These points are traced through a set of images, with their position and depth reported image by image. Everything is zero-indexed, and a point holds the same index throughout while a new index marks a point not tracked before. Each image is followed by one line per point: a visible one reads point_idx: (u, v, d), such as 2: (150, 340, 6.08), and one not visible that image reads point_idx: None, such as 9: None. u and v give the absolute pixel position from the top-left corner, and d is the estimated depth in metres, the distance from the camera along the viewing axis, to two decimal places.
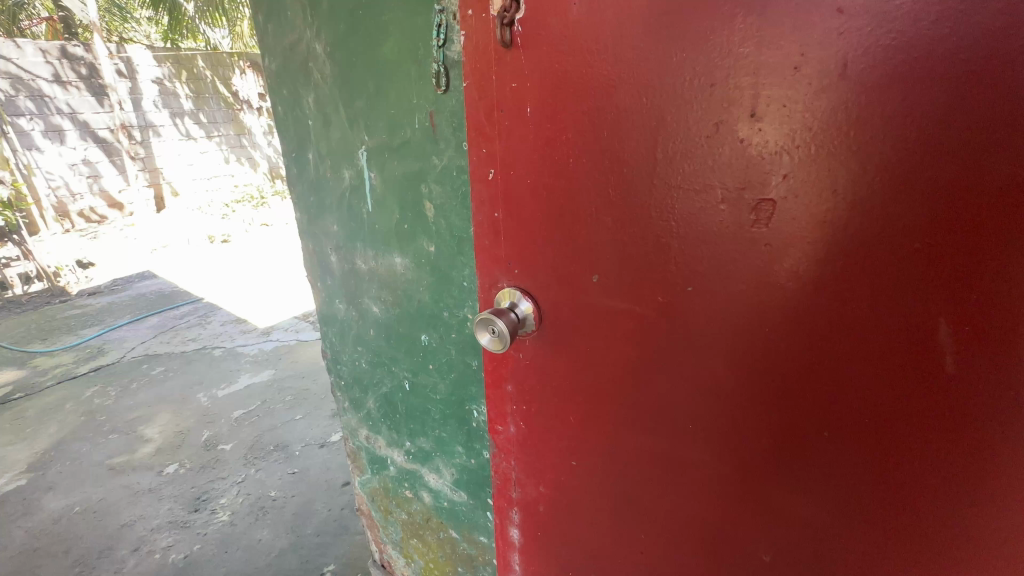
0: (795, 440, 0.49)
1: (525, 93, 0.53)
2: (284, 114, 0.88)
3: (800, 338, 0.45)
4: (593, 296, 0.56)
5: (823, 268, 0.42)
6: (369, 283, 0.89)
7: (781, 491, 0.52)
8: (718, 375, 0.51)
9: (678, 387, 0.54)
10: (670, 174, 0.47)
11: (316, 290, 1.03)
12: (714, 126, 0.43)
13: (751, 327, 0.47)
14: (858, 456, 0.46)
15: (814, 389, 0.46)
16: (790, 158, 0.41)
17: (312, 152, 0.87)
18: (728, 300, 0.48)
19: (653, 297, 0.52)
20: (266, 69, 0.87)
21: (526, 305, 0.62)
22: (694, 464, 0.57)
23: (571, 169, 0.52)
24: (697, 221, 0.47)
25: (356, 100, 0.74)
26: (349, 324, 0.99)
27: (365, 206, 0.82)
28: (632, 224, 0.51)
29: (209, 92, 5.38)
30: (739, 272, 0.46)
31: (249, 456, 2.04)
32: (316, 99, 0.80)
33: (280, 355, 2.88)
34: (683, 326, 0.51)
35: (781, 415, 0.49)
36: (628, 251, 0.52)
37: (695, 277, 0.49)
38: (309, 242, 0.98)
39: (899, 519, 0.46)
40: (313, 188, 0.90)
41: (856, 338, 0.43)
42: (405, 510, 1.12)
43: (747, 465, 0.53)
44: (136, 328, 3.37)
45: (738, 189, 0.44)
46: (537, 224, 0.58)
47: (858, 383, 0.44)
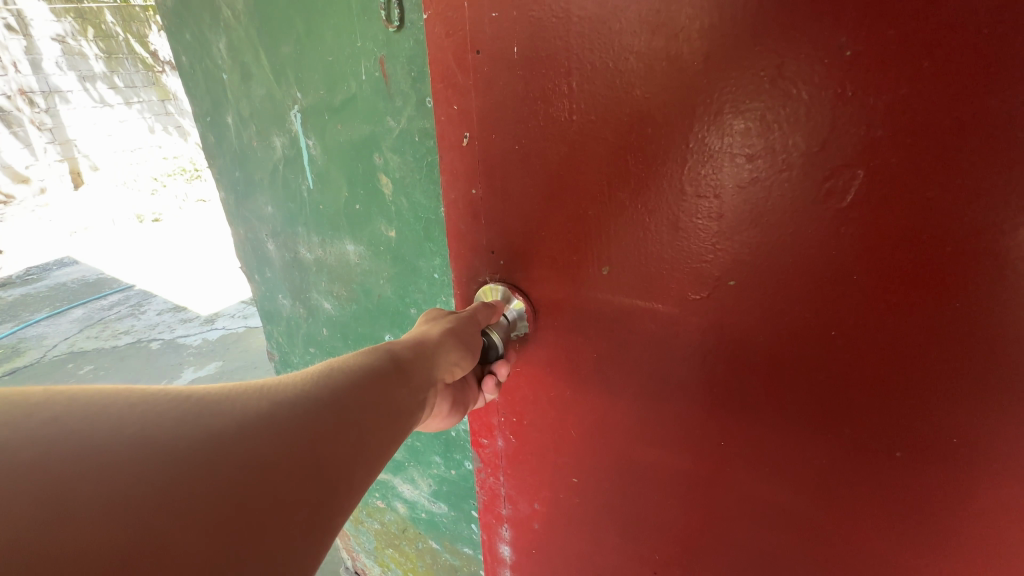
0: (859, 466, 0.40)
1: (512, 25, 0.40)
2: (191, 67, 0.70)
3: (881, 347, 0.35)
4: (603, 292, 0.45)
5: (921, 257, 0.32)
6: (317, 275, 0.74)
7: (835, 520, 0.43)
8: (763, 388, 0.41)
9: (705, 398, 0.45)
10: (711, 133, 0.35)
11: (253, 283, 0.86)
12: (775, 69, 0.32)
13: (812, 333, 0.37)
14: (935, 489, 0.37)
15: (890, 408, 0.37)
16: (887, 117, 0.30)
17: (230, 115, 0.69)
18: (781, 292, 0.37)
19: (682, 293, 0.42)
20: (161, 7, 0.67)
21: (506, 306, 0.51)
22: (725, 484, 0.48)
23: (576, 132, 0.40)
24: (747, 194, 0.36)
25: (281, 45, 0.57)
26: (297, 322, 0.84)
27: (304, 182, 0.66)
28: (654, 199, 0.40)
29: (122, 52, 4.76)
30: (800, 260, 0.36)
31: None
32: (229, 45, 0.62)
33: (228, 344, 2.66)
34: (718, 326, 0.41)
35: (843, 437, 0.40)
36: (652, 237, 0.41)
37: (741, 266, 0.38)
38: (239, 227, 0.81)
39: (984, 561, 0.38)
40: (237, 160, 0.73)
41: (953, 352, 0.33)
42: (378, 519, 1.01)
43: (792, 491, 0.44)
44: (57, 323, 3.02)
45: (810, 151, 0.33)
46: (529, 204, 0.46)
47: (948, 404, 0.34)
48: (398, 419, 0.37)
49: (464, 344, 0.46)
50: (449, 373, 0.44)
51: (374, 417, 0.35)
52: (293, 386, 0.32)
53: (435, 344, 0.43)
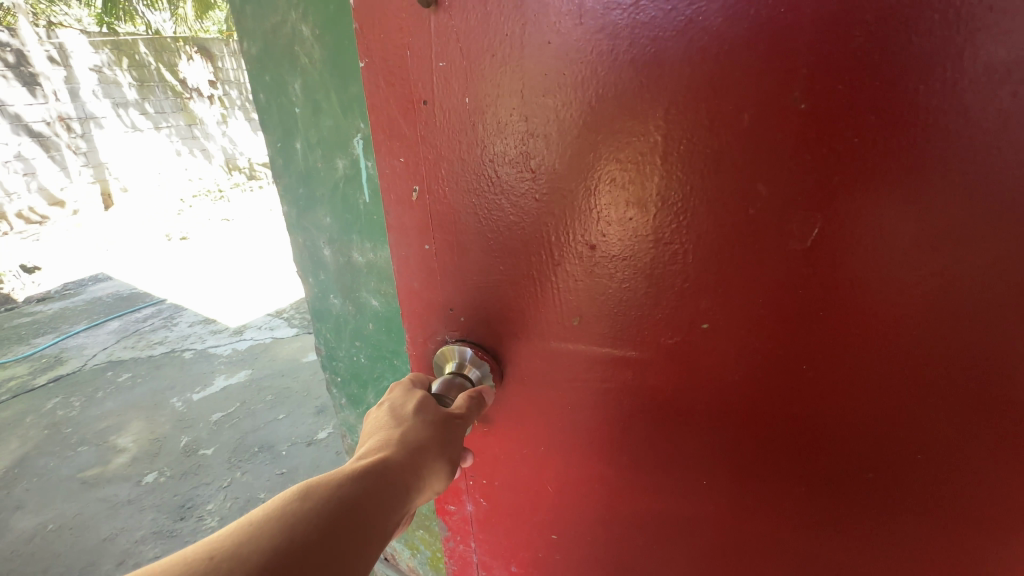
0: (832, 442, 0.50)
1: (481, 75, 0.50)
2: (267, 103, 0.83)
3: (828, 343, 0.46)
4: (585, 332, 0.56)
5: (852, 273, 0.44)
6: (367, 276, 0.86)
7: (822, 490, 0.53)
8: (744, 392, 0.52)
9: (678, 391, 0.54)
10: (676, 190, 0.46)
11: (307, 285, 0.99)
12: (711, 124, 0.43)
13: (779, 342, 0.48)
14: (874, 449, 0.49)
15: (840, 391, 0.48)
16: (816, 162, 0.41)
17: (299, 141, 0.82)
18: (744, 314, 0.48)
19: (663, 323, 0.52)
20: (244, 54, 0.81)
21: (468, 365, 0.62)
22: (717, 470, 0.57)
23: (568, 183, 0.50)
24: (712, 231, 0.46)
25: (350, 85, 0.70)
26: (346, 319, 0.96)
27: (361, 196, 0.79)
28: (636, 250, 0.50)
29: (154, 80, 5.19)
30: (753, 291, 0.47)
31: (233, 459, 1.99)
32: (304, 85, 0.76)
33: (255, 354, 2.79)
34: (695, 344, 0.52)
35: (815, 421, 0.50)
36: (643, 274, 0.51)
37: (715, 291, 0.49)
38: (299, 235, 0.94)
39: (932, 486, 0.49)
40: (303, 179, 0.86)
41: (870, 340, 0.45)
42: None
43: (784, 476, 0.54)
44: (95, 334, 3.20)
45: (767, 198, 0.44)
46: (501, 246, 0.57)
47: (868, 383, 0.47)
48: (372, 545, 0.42)
49: (441, 452, 0.50)
50: (432, 481, 0.49)
51: (343, 558, 0.40)
52: (263, 546, 0.38)
53: (417, 456, 0.48)
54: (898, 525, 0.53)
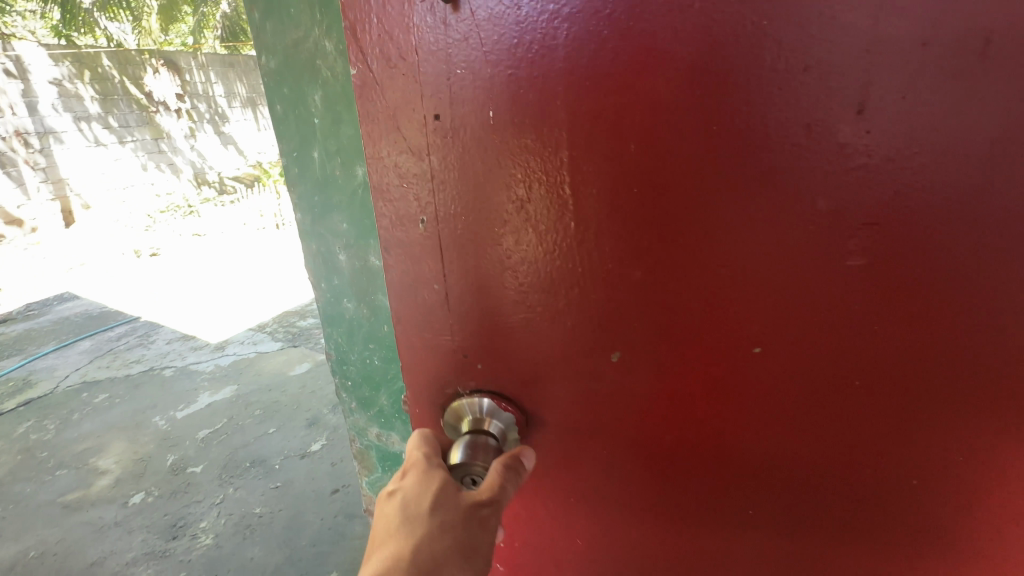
0: (892, 488, 0.43)
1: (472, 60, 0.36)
2: (285, 113, 0.86)
3: (893, 377, 0.39)
4: (585, 378, 0.45)
5: (928, 293, 0.36)
6: (384, 279, 0.89)
7: (876, 542, 0.46)
8: (789, 438, 0.43)
9: (708, 442, 0.45)
10: (706, 198, 0.36)
11: (319, 290, 1.01)
12: (755, 111, 0.34)
13: (831, 378, 0.40)
14: (941, 494, 0.42)
15: (904, 431, 0.41)
16: (885, 157, 0.33)
17: (317, 150, 0.85)
18: (790, 350, 0.40)
19: (690, 363, 0.42)
20: (263, 68, 0.84)
21: (486, 418, 0.46)
22: (755, 528, 0.48)
23: (561, 190, 0.39)
24: (755, 247, 0.37)
25: None
26: (359, 323, 0.98)
27: None
28: (652, 275, 0.39)
29: (118, 93, 5.10)
30: (807, 315, 0.38)
31: (224, 475, 1.94)
32: (324, 97, 0.79)
33: (240, 369, 2.74)
34: (731, 387, 0.42)
35: (871, 468, 0.42)
36: (664, 305, 0.40)
37: (758, 322, 0.39)
38: (312, 242, 0.96)
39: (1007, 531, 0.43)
40: (320, 187, 0.89)
41: (941, 372, 0.38)
42: None
43: (832, 527, 0.46)
44: (67, 354, 3.09)
45: (832, 212, 0.35)
46: (468, 272, 0.43)
47: (935, 421, 0.40)
48: None
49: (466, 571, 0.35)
50: None
51: None
52: None
53: None
54: None
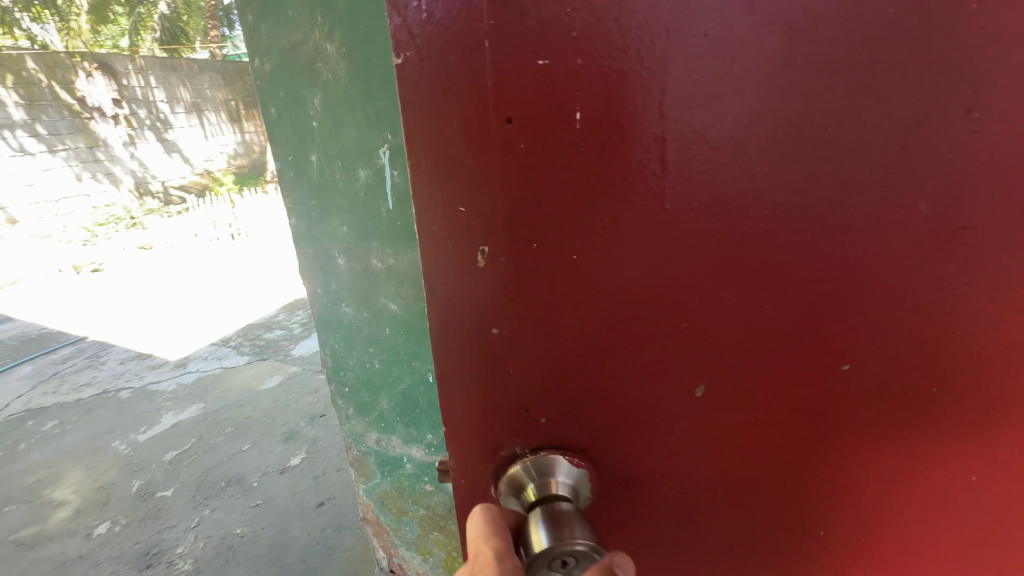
0: (950, 464, 0.47)
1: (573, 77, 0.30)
2: (280, 117, 0.85)
3: (962, 364, 0.43)
4: (692, 418, 0.41)
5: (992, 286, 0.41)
6: (386, 281, 0.89)
7: (933, 519, 0.50)
8: (879, 440, 0.45)
9: (808, 458, 0.44)
10: (835, 216, 0.36)
11: (315, 295, 1.00)
12: (885, 130, 0.34)
13: (920, 376, 0.42)
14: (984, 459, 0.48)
15: (963, 411, 0.45)
16: (972, 166, 0.36)
17: (315, 153, 0.84)
18: (890, 354, 0.41)
19: (803, 383, 0.41)
20: (257, 70, 0.83)
21: (556, 482, 0.40)
22: (837, 534, 0.49)
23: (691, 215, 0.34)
24: (871, 262, 0.38)
25: (378, 99, 0.75)
26: (358, 326, 0.97)
27: (383, 205, 0.83)
28: (778, 297, 0.37)
29: (45, 99, 4.76)
30: (908, 319, 0.40)
31: (198, 497, 1.85)
32: (324, 100, 0.79)
33: (205, 386, 2.61)
34: (837, 399, 0.42)
35: (938, 450, 0.47)
36: (783, 328, 0.39)
37: (867, 332, 0.40)
38: (308, 247, 0.95)
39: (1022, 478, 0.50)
40: (317, 191, 0.88)
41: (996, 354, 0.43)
42: (423, 504, 1.12)
43: (903, 516, 0.49)
44: (4, 381, 2.85)
45: (926, 224, 0.37)
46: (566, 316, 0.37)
47: (987, 396, 0.45)
48: None
49: None
50: None
51: None
52: None
53: None
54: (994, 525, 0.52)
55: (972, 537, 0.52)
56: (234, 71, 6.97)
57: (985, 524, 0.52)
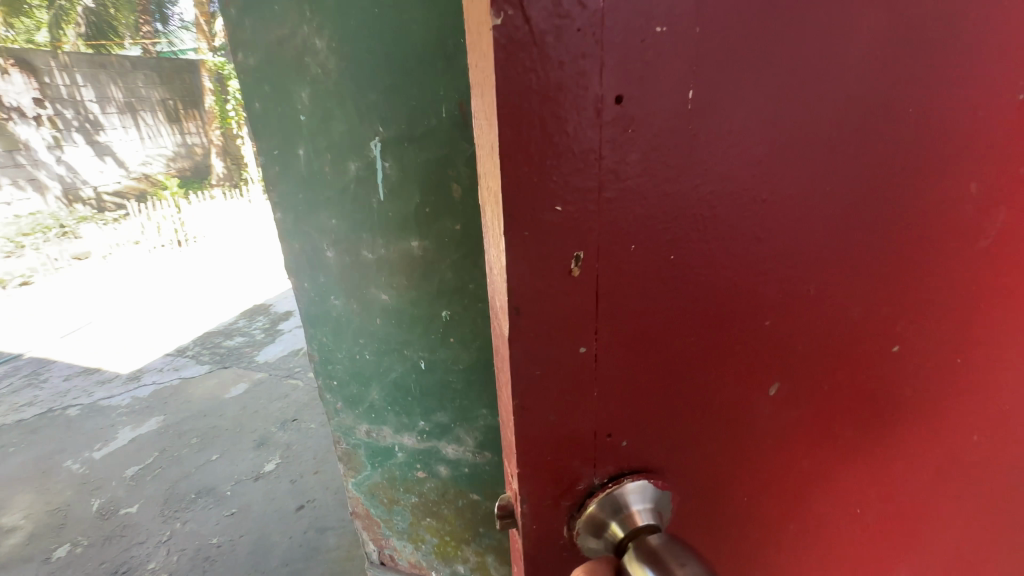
0: (947, 420, 0.59)
1: (667, 97, 0.33)
2: (265, 111, 0.85)
3: (964, 340, 0.54)
4: (773, 400, 0.49)
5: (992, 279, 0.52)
6: (377, 272, 0.92)
7: (933, 464, 0.62)
8: (898, 405, 0.56)
9: (848, 425, 0.54)
10: (889, 228, 0.45)
11: (301, 290, 1.00)
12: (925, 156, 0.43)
13: (931, 351, 0.54)
14: (973, 414, 0.60)
15: (961, 378, 0.57)
16: (979, 176, 0.46)
17: (303, 147, 0.85)
18: (915, 337, 0.52)
19: (853, 361, 0.51)
20: (240, 65, 0.83)
21: (637, 511, 0.45)
22: (864, 484, 0.60)
23: (797, 236, 0.42)
24: (910, 262, 0.47)
25: (368, 93, 0.77)
26: (348, 319, 0.99)
27: (374, 196, 0.85)
28: (845, 295, 0.46)
29: None
30: (928, 308, 0.51)
31: (167, 511, 1.77)
32: (313, 94, 0.80)
33: (163, 398, 2.49)
34: (874, 374, 0.52)
35: (942, 409, 0.58)
36: (844, 321, 0.48)
37: (901, 320, 0.50)
38: (295, 241, 0.95)
39: (999, 426, 0.62)
40: (304, 185, 0.89)
41: (986, 331, 0.55)
42: (415, 492, 1.14)
43: (912, 463, 0.61)
44: None
45: (947, 228, 0.47)
46: (692, 330, 0.42)
47: (979, 365, 0.57)
48: None
49: None
50: None
51: None
52: None
53: None
54: (975, 467, 0.64)
55: (949, 467, 0.63)
56: (172, 69, 6.57)
57: (969, 460, 0.63)
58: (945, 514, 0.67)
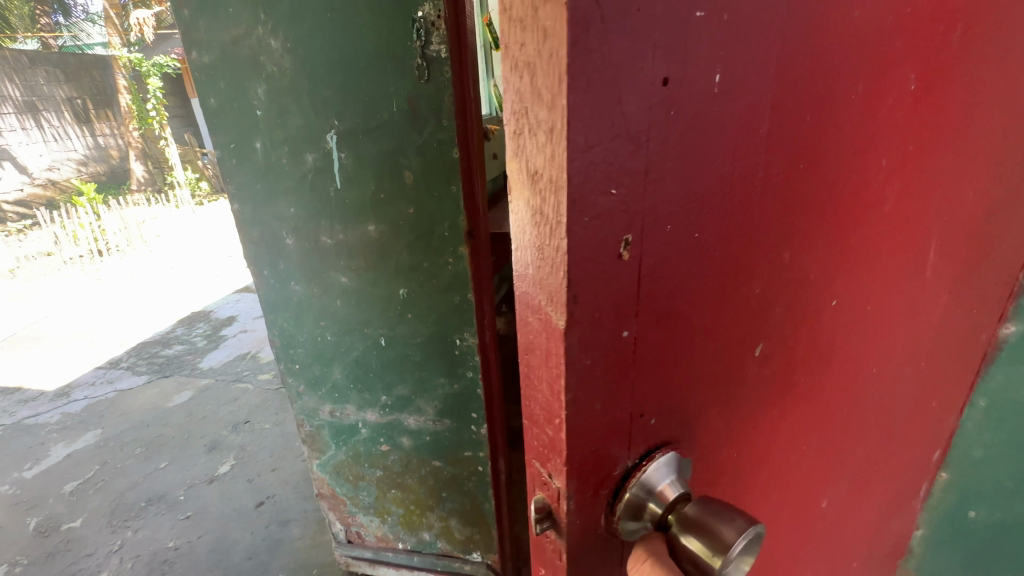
0: (863, 363, 0.68)
1: (712, 45, 0.29)
2: (220, 106, 0.90)
3: (878, 291, 0.62)
4: (761, 366, 0.50)
5: (898, 235, 0.60)
6: (336, 256, 0.99)
7: (853, 404, 0.70)
8: (834, 354, 0.62)
9: (804, 378, 0.58)
10: (841, 192, 0.49)
11: (261, 278, 1.05)
12: (865, 125, 0.47)
13: (858, 302, 0.60)
14: (878, 356, 0.70)
15: (875, 323, 0.65)
16: (894, 147, 0.53)
17: (260, 140, 0.91)
18: (850, 289, 0.58)
19: (811, 318, 0.54)
20: (194, 62, 0.87)
21: (666, 486, 0.39)
22: (813, 434, 0.65)
23: (787, 201, 0.42)
24: (851, 223, 0.52)
25: (323, 90, 0.85)
26: (309, 303, 1.05)
27: (331, 185, 0.92)
28: (810, 259, 0.49)
29: None
30: (861, 264, 0.57)
31: (115, 522, 1.72)
32: (269, 90, 0.87)
33: (99, 411, 2.38)
34: (822, 327, 0.57)
35: (861, 354, 0.66)
36: (807, 283, 0.51)
37: (841, 277, 0.55)
38: (254, 230, 1.00)
39: (895, 365, 0.73)
40: (262, 176, 0.94)
41: (892, 281, 0.64)
42: (380, 465, 1.22)
43: (841, 407, 0.68)
44: None
45: (874, 192, 0.53)
46: (715, 306, 0.39)
47: (884, 311, 0.66)
48: None
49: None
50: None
51: None
52: None
53: None
54: (879, 402, 0.75)
55: (864, 405, 0.72)
56: (78, 64, 6.03)
57: (874, 398, 0.73)
58: (862, 449, 0.77)
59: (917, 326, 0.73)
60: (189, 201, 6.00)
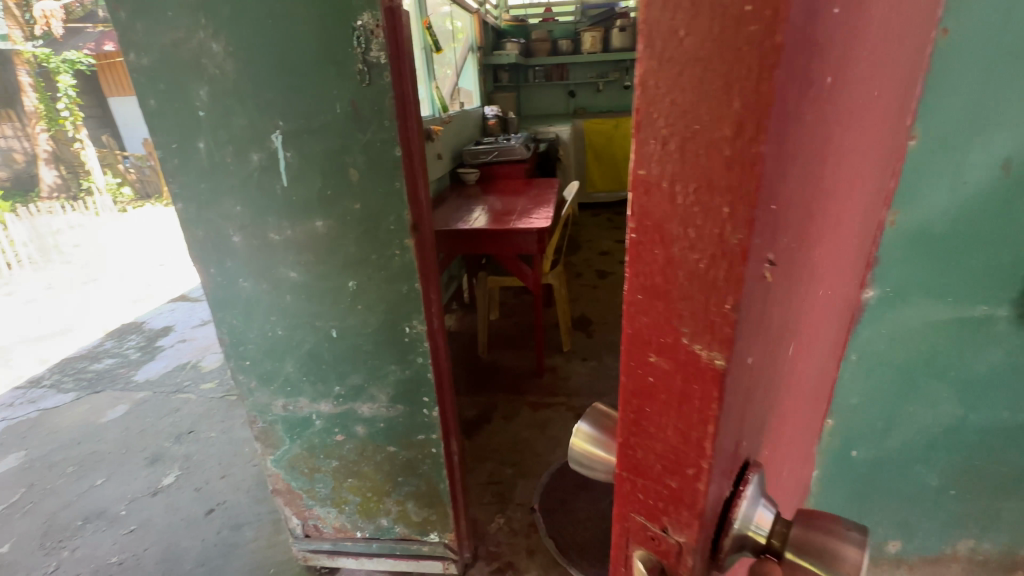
0: (830, 346, 0.71)
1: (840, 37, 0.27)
2: (160, 108, 0.92)
3: (848, 279, 0.66)
4: (794, 367, 0.48)
5: (864, 225, 0.63)
6: (285, 252, 1.02)
7: (822, 384, 0.74)
8: (824, 343, 0.63)
9: (808, 373, 0.58)
10: (860, 191, 0.48)
11: (208, 276, 1.07)
12: (885, 126, 0.47)
13: (842, 292, 0.62)
14: (832, 338, 0.75)
15: (837, 307, 0.69)
16: (886, 145, 0.54)
17: (203, 141, 0.94)
18: (842, 280, 0.59)
19: (822, 313, 0.54)
20: (133, 64, 0.89)
21: (761, 515, 0.34)
22: (804, 422, 0.66)
23: (839, 201, 0.41)
24: (858, 220, 0.52)
25: (267, 92, 0.89)
26: (258, 299, 1.08)
27: (278, 183, 0.96)
28: (835, 259, 0.48)
29: None
30: (851, 256, 0.58)
31: (49, 543, 1.64)
32: (211, 92, 0.90)
33: (21, 433, 2.22)
34: (825, 321, 0.57)
35: (830, 338, 0.69)
36: (828, 281, 0.50)
37: (843, 271, 0.56)
38: (199, 229, 1.02)
39: (838, 341, 0.80)
40: (206, 176, 0.97)
41: (852, 267, 0.68)
42: (335, 456, 1.26)
43: (818, 393, 0.71)
44: None
45: (872, 184, 0.54)
46: (789, 314, 0.37)
47: (843, 296, 0.70)
48: None
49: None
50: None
51: None
52: None
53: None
54: (824, 376, 0.81)
55: (820, 385, 0.77)
56: None
57: (823, 373, 0.79)
58: (813, 421, 0.82)
59: (849, 302, 0.80)
60: (111, 207, 5.58)
